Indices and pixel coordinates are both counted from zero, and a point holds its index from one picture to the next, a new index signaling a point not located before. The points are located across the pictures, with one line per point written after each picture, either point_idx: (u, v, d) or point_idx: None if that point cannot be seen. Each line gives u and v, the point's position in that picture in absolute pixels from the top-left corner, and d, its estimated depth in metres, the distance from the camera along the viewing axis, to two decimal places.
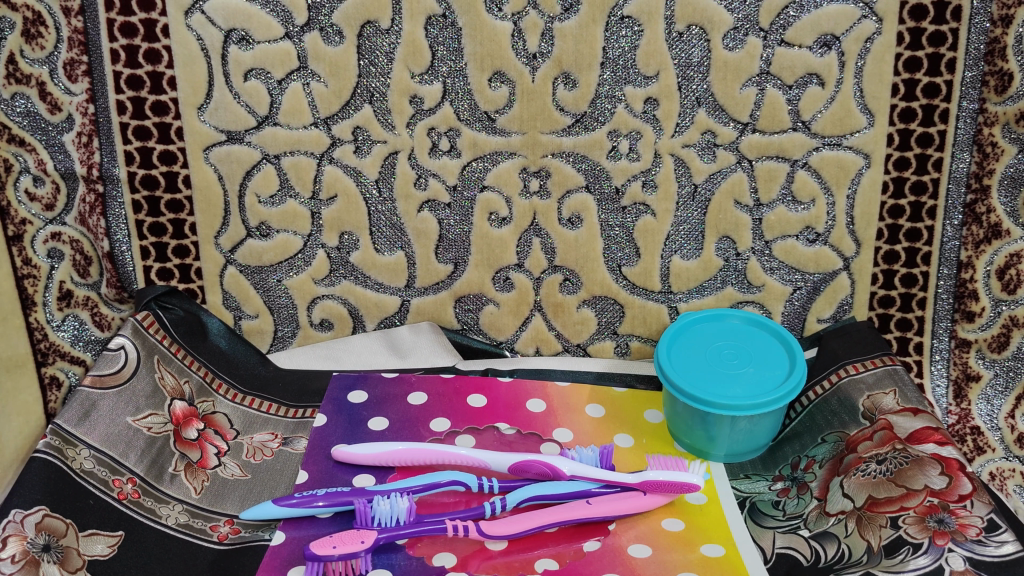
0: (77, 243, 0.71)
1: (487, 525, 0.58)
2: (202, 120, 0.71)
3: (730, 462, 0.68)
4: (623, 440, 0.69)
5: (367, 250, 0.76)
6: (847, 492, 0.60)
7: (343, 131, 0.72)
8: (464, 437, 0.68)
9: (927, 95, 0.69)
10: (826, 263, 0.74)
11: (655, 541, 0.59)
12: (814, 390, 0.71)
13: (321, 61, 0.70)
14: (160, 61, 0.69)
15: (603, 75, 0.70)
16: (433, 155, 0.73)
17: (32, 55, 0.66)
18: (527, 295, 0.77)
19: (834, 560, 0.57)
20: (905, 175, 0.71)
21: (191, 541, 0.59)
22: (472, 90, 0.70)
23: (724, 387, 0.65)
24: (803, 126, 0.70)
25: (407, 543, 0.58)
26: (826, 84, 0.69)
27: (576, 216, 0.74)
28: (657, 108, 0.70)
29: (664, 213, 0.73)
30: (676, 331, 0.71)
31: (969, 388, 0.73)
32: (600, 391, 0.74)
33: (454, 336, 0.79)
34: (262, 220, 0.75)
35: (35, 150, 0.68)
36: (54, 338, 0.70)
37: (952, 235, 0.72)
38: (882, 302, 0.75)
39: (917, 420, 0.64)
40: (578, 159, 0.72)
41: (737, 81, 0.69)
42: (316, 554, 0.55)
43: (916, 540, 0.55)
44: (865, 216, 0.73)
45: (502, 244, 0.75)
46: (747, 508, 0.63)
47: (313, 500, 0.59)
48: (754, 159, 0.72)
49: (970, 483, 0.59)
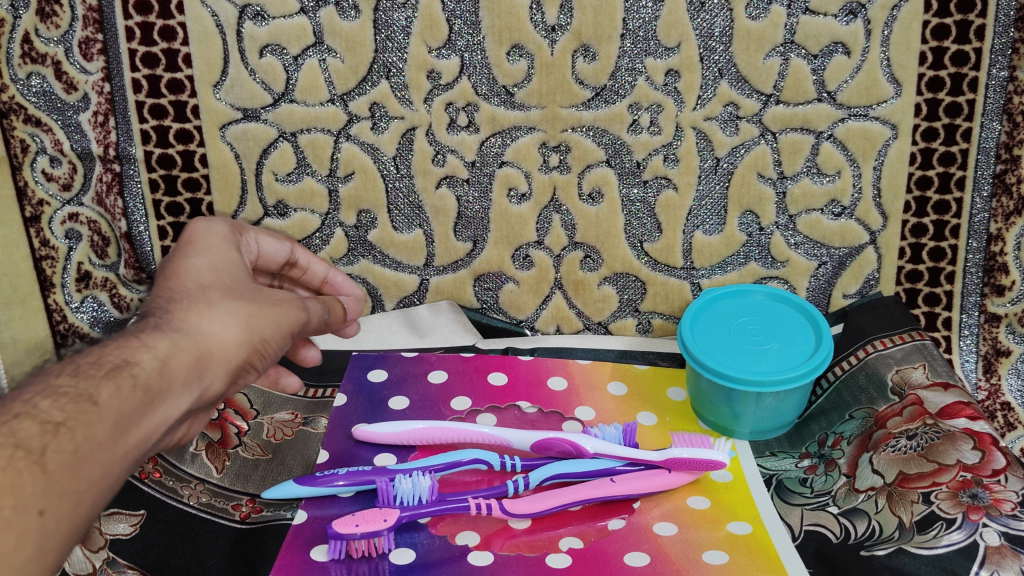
0: (94, 224, 0.71)
1: (510, 503, 0.57)
2: (218, 98, 0.71)
3: (756, 440, 0.67)
4: (647, 418, 0.68)
5: (384, 228, 0.75)
6: (877, 468, 0.59)
7: (359, 107, 0.71)
8: (485, 415, 0.67)
9: (955, 63, 0.67)
10: (851, 237, 0.73)
11: (681, 519, 0.58)
12: (839, 365, 0.70)
13: (336, 36, 0.69)
14: (175, 38, 0.69)
15: (623, 47, 0.68)
16: (451, 130, 0.72)
17: (47, 33, 0.67)
18: (547, 272, 0.76)
19: (864, 537, 0.56)
20: (933, 145, 0.69)
21: (212, 519, 0.59)
22: (490, 64, 0.69)
23: (749, 363, 0.64)
24: (828, 96, 0.69)
25: (429, 522, 0.58)
26: (852, 53, 0.67)
27: (596, 191, 0.73)
28: (679, 80, 0.69)
29: (686, 187, 0.72)
30: (698, 308, 0.69)
31: (999, 363, 0.72)
32: (622, 368, 0.73)
33: (473, 315, 0.78)
34: (280, 198, 0.74)
35: (52, 131, 0.69)
36: (74, 320, 0.73)
37: (980, 207, 0.70)
38: (910, 276, 0.73)
39: (947, 395, 0.63)
40: (599, 133, 0.71)
41: (760, 51, 0.68)
42: (338, 533, 0.54)
43: (949, 516, 0.54)
44: (891, 188, 0.71)
45: (521, 221, 0.74)
46: (774, 485, 0.62)
47: (335, 479, 0.59)
48: (778, 132, 0.70)
49: (1003, 458, 0.57)
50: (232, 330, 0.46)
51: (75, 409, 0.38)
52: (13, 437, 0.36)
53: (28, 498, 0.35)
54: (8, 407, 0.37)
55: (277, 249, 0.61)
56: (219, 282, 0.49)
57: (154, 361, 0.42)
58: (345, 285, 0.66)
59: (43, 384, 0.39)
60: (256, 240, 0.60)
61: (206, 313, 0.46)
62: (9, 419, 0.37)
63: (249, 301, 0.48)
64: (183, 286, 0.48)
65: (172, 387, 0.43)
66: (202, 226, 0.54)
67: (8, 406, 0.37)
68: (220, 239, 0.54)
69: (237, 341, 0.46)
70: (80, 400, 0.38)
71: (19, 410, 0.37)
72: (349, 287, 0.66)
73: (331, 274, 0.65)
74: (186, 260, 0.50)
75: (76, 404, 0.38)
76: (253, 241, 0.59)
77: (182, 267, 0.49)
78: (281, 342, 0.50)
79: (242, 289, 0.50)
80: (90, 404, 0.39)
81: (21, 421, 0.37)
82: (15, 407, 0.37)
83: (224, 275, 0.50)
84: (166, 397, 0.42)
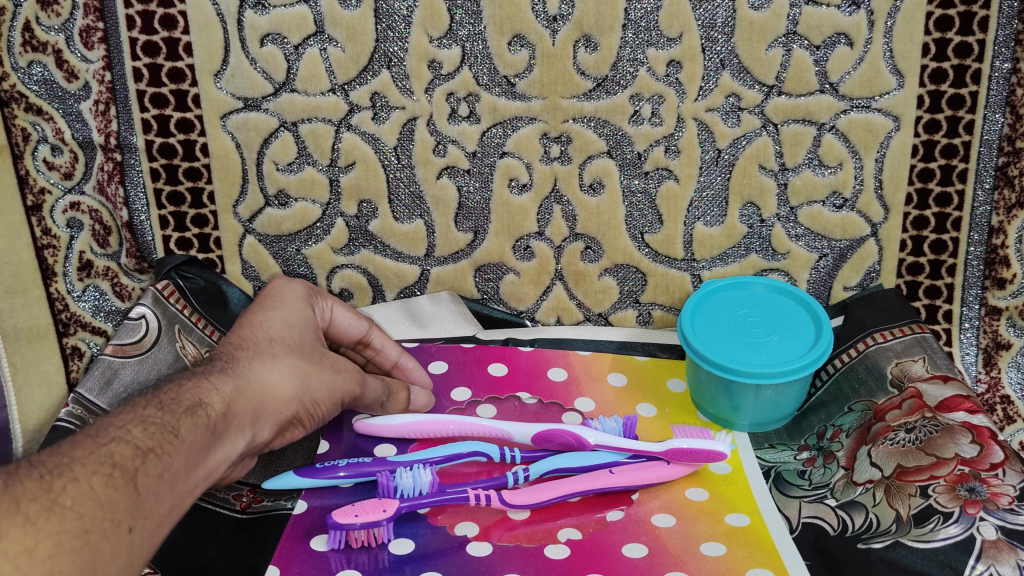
0: (96, 213, 0.71)
1: (509, 493, 0.57)
2: (219, 87, 0.71)
3: (755, 432, 0.67)
4: (646, 410, 0.68)
5: (386, 218, 0.75)
6: (875, 461, 0.59)
7: (361, 97, 0.71)
8: (485, 407, 0.68)
9: (959, 55, 0.67)
10: (852, 229, 0.73)
11: (679, 510, 0.58)
12: (840, 358, 0.70)
13: (338, 25, 0.69)
14: (176, 27, 0.69)
15: (625, 37, 0.68)
16: (452, 121, 0.71)
17: (48, 22, 0.67)
18: (548, 264, 0.76)
19: (861, 529, 0.56)
20: (936, 138, 0.69)
21: (214, 510, 0.60)
22: (492, 54, 0.69)
23: (748, 355, 0.64)
24: (830, 88, 0.68)
25: (429, 512, 0.58)
26: (855, 44, 0.67)
27: (597, 182, 0.73)
28: (680, 71, 0.69)
29: (687, 179, 0.72)
30: (699, 300, 0.69)
31: (999, 356, 0.71)
32: (623, 359, 0.73)
33: (473, 306, 0.78)
34: (281, 188, 0.74)
35: (53, 119, 0.68)
36: (76, 309, 0.71)
37: (982, 199, 0.70)
38: (911, 269, 0.73)
39: (947, 388, 0.63)
40: (600, 124, 0.71)
41: (762, 42, 0.67)
42: (338, 523, 0.54)
43: (947, 510, 0.54)
44: (893, 180, 0.71)
45: (522, 211, 0.74)
46: (772, 477, 0.62)
47: (335, 469, 0.59)
48: (779, 123, 0.70)
49: (1002, 451, 0.58)
50: (289, 384, 0.53)
51: (162, 438, 0.44)
52: (111, 458, 0.41)
53: (121, 514, 0.40)
54: (103, 431, 0.43)
55: (352, 324, 0.65)
56: (287, 337, 0.56)
57: (223, 403, 0.49)
58: (414, 372, 0.67)
59: (134, 415, 0.45)
60: (332, 309, 0.64)
61: (270, 366, 0.53)
62: (105, 442, 0.42)
63: (310, 361, 0.55)
64: (255, 337, 0.55)
65: (233, 425, 0.49)
66: (285, 287, 0.61)
67: (104, 430, 0.43)
68: (299, 298, 0.60)
69: (291, 396, 0.53)
70: (165, 430, 0.44)
71: (112, 435, 0.43)
72: (419, 376, 0.67)
73: (403, 359, 0.67)
74: (265, 315, 0.58)
75: (162, 434, 0.44)
76: (328, 308, 0.63)
77: (258, 319, 0.57)
78: (330, 406, 0.57)
79: (308, 348, 0.57)
80: (171, 435, 0.45)
81: (116, 445, 0.42)
82: (109, 431, 0.43)
83: (296, 331, 0.57)
84: (226, 434, 0.48)
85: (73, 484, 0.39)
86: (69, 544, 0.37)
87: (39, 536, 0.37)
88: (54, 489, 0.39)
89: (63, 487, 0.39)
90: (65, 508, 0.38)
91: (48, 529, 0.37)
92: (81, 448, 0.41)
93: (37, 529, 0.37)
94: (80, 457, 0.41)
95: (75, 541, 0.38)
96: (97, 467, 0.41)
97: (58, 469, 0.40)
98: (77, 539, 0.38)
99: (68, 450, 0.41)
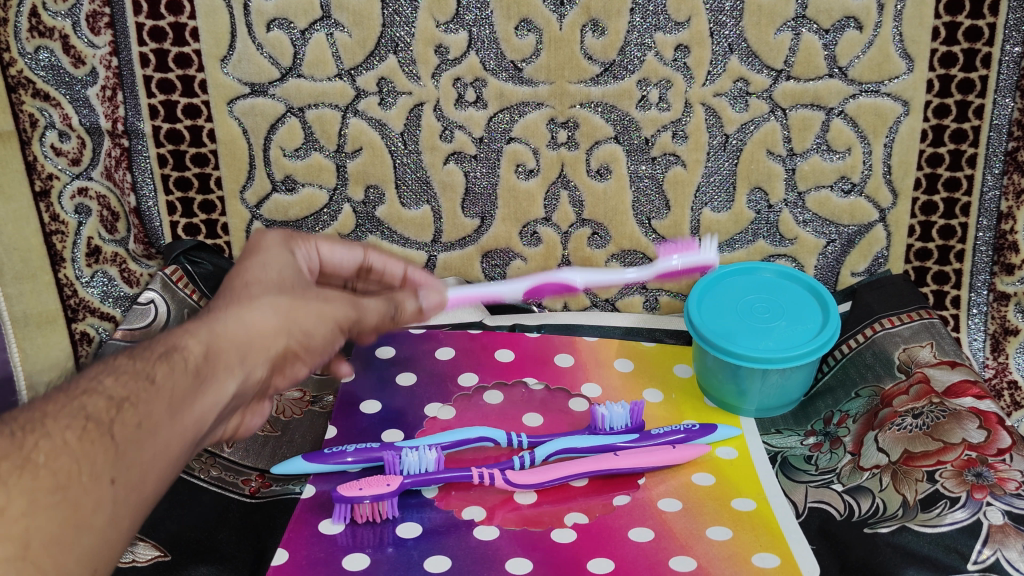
0: (104, 199, 0.72)
1: (513, 474, 0.58)
2: (225, 72, 0.70)
3: (761, 417, 0.67)
4: (653, 396, 0.68)
5: (392, 204, 0.75)
6: (882, 446, 0.60)
7: (367, 82, 0.71)
8: (492, 392, 0.68)
9: (968, 39, 0.66)
10: (861, 214, 0.72)
11: (686, 495, 0.58)
12: (847, 343, 0.70)
13: (345, 10, 0.69)
14: (182, 12, 0.69)
15: (633, 22, 0.68)
16: (459, 106, 0.71)
17: (54, 8, 0.67)
18: (554, 249, 0.76)
19: (868, 514, 0.56)
20: (945, 122, 0.69)
21: (224, 494, 0.60)
22: (498, 39, 0.69)
23: (755, 341, 0.64)
24: (840, 73, 0.68)
25: (437, 497, 0.58)
26: (864, 28, 0.67)
27: (604, 167, 0.73)
28: (688, 55, 0.69)
29: (695, 164, 0.72)
30: (705, 285, 0.69)
31: (1007, 342, 0.71)
32: (629, 345, 0.73)
33: None
34: (288, 173, 0.74)
35: (60, 105, 0.69)
36: (84, 295, 0.73)
37: (991, 184, 0.69)
38: (919, 255, 0.73)
39: (954, 373, 0.63)
40: (607, 109, 0.71)
41: (771, 26, 0.67)
42: (343, 496, 0.56)
43: (953, 495, 0.54)
44: (902, 165, 0.70)
45: (529, 197, 0.74)
46: (778, 462, 0.62)
47: (343, 455, 0.59)
48: (788, 108, 0.70)
49: (1009, 436, 0.57)
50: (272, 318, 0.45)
51: (135, 385, 0.38)
52: (86, 409, 0.37)
53: (99, 465, 0.35)
54: (78, 381, 0.38)
55: (345, 255, 0.60)
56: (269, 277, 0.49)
57: (201, 345, 0.42)
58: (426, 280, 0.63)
59: (105, 361, 0.40)
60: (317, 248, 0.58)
61: (250, 305, 0.45)
62: (79, 393, 0.37)
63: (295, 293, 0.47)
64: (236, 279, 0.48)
65: (217, 370, 0.42)
66: (261, 237, 0.55)
67: (78, 380, 0.38)
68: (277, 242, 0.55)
69: (277, 330, 0.45)
70: (140, 374, 0.39)
71: (86, 385, 0.38)
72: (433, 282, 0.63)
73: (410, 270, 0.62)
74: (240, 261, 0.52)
75: (135, 381, 0.39)
76: (315, 250, 0.58)
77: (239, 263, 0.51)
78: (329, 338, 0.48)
79: (290, 284, 0.50)
80: (148, 381, 0.39)
81: (91, 396, 0.37)
82: (83, 381, 0.38)
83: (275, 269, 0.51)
84: (212, 377, 0.41)
85: (45, 440, 0.35)
86: (44, 498, 0.33)
87: (11, 492, 0.33)
88: (26, 445, 0.34)
89: (36, 442, 0.34)
90: (38, 464, 0.34)
91: (20, 485, 0.33)
92: (55, 399, 0.37)
93: (8, 486, 0.33)
94: (53, 408, 0.36)
95: (50, 497, 0.34)
96: (70, 419, 0.36)
97: (29, 423, 0.35)
98: (49, 496, 0.34)
99: (41, 403, 0.37)
